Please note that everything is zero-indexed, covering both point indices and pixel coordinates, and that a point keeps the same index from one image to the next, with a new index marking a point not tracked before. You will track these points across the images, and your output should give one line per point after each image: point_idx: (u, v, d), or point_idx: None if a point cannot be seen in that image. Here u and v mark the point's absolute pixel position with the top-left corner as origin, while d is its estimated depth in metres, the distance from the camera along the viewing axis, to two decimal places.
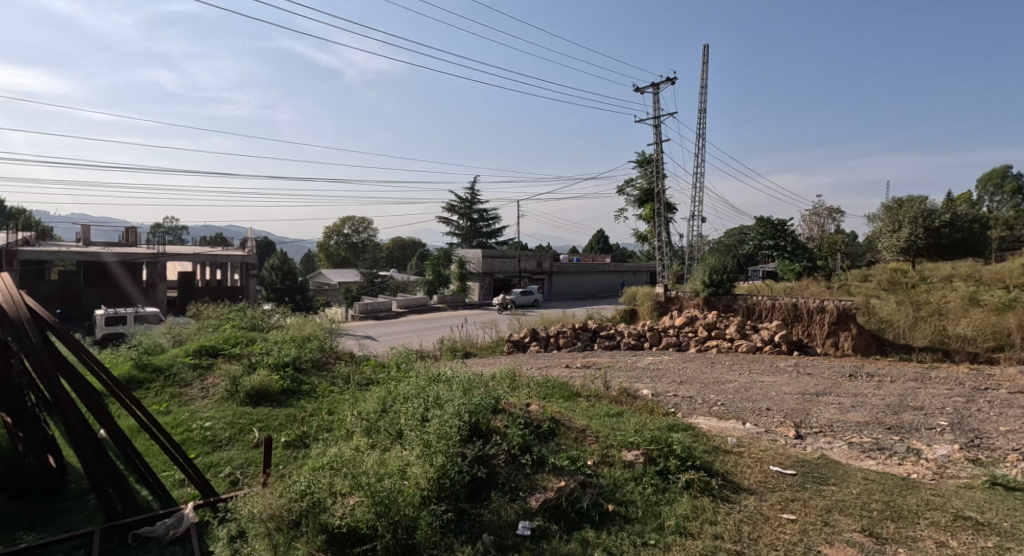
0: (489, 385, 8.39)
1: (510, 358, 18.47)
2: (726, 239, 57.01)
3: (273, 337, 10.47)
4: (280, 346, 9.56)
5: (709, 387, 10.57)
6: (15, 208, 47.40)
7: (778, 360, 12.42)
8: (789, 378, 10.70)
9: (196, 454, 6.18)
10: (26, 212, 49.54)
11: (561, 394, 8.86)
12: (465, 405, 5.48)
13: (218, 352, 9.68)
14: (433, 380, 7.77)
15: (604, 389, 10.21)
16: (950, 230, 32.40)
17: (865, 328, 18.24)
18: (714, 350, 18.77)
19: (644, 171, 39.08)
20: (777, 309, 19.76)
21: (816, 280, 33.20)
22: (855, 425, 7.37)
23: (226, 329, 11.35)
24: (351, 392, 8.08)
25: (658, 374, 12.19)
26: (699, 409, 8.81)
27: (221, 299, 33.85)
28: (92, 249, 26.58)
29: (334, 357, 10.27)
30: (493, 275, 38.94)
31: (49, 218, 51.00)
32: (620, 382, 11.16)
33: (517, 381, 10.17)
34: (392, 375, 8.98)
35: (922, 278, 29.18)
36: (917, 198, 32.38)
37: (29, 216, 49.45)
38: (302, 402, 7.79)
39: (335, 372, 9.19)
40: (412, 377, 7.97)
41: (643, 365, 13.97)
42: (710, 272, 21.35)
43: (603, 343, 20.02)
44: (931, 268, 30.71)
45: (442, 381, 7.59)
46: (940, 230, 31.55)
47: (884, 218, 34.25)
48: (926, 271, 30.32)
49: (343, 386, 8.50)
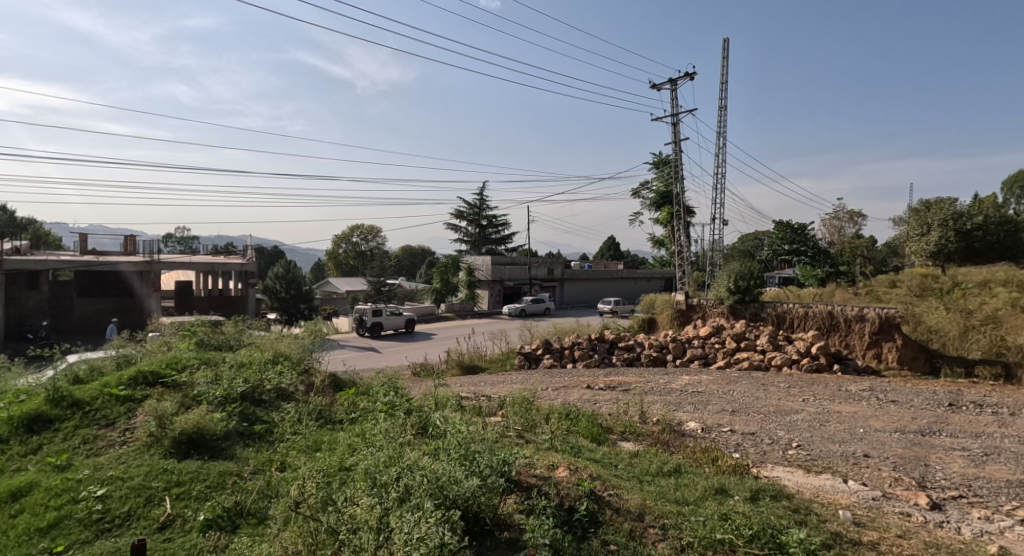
0: (498, 431, 6.47)
1: (520, 375, 16.51)
2: (742, 244, 54.91)
3: (232, 359, 8.49)
4: (235, 373, 7.62)
5: (772, 419, 8.52)
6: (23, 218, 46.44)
7: (845, 383, 10.36)
8: (870, 407, 8.66)
9: (65, 548, 4.23)
10: (37, 223, 48.69)
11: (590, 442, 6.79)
12: (456, 491, 3.51)
13: (158, 379, 7.67)
14: (429, 428, 5.89)
15: (642, 425, 8.21)
16: (984, 232, 29.94)
17: (911, 339, 16.11)
18: (744, 364, 16.50)
19: (659, 172, 37.02)
20: (810, 317, 17.68)
21: (841, 286, 31.06)
22: (1006, 487, 5.38)
23: (181, 347, 9.42)
24: (316, 437, 6.16)
25: (703, 401, 10.12)
26: (772, 455, 6.77)
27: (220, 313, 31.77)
28: (79, 259, 24.91)
29: (306, 382, 8.36)
30: (503, 282, 37.11)
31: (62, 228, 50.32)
32: (658, 412, 9.15)
33: (532, 416, 8.17)
34: (375, 410, 7.11)
35: (956, 282, 26.80)
36: (946, 200, 30.36)
37: (39, 227, 48.51)
38: (248, 450, 5.85)
39: (300, 404, 7.22)
40: (390, 423, 6.02)
41: (678, 386, 12.00)
42: (735, 278, 19.30)
43: (622, 356, 17.96)
44: (967, 269, 28.60)
45: (439, 430, 5.69)
46: (975, 233, 29.52)
47: (911, 221, 32.20)
48: (960, 275, 27.95)
49: (312, 425, 6.59)
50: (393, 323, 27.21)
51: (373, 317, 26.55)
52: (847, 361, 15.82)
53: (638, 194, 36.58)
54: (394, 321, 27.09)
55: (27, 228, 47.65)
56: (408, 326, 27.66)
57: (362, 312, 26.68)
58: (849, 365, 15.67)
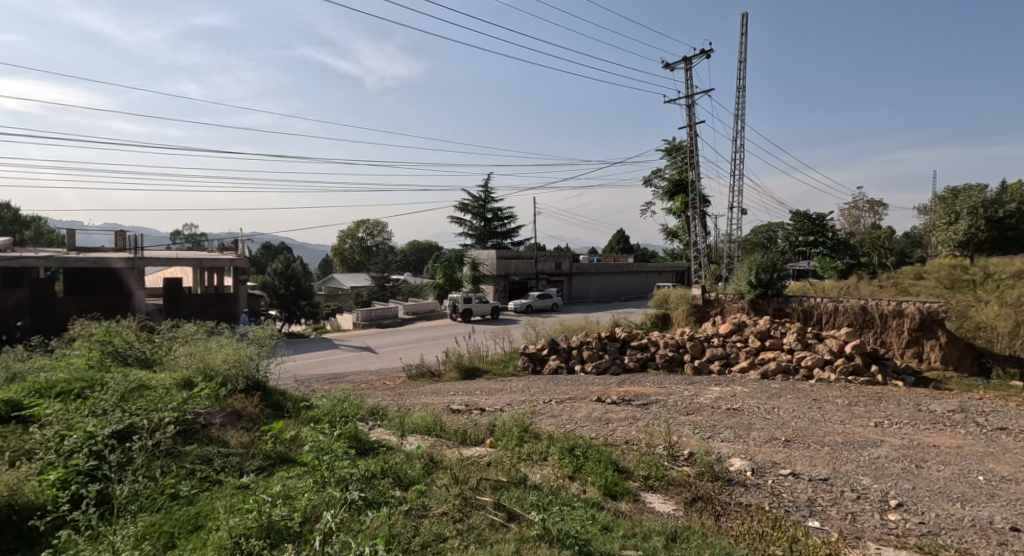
0: (455, 505, 4.48)
1: (522, 382, 14.44)
2: (755, 235, 52.49)
3: (129, 378, 6.45)
4: (115, 405, 5.60)
5: (844, 455, 6.39)
6: (25, 215, 45.11)
7: (922, 402, 8.18)
8: (973, 439, 6.52)
9: None
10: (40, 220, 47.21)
11: (590, 512, 4.69)
12: None
13: (14, 413, 5.62)
14: (341, 521, 3.99)
15: (672, 469, 6.12)
16: None
17: (955, 336, 13.95)
18: (771, 365, 14.13)
19: (671, 158, 34.83)
20: (841, 312, 15.40)
21: (863, 278, 28.68)
22: None
23: (83, 364, 7.37)
24: (181, 524, 4.20)
25: (747, 427, 7.95)
26: (870, 526, 4.68)
27: (217, 314, 28.70)
28: (61, 256, 22.72)
29: (223, 416, 6.38)
30: (509, 277, 35.01)
31: (66, 224, 49.03)
32: (693, 445, 7.08)
33: (518, 466, 6.08)
34: (291, 471, 5.16)
35: (989, 273, 24.35)
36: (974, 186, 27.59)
37: (42, 224, 47.12)
38: (72, 543, 3.90)
39: (190, 458, 5.26)
40: (288, 510, 4.06)
41: (707, 402, 9.89)
42: (756, 270, 17.02)
43: (635, 356, 15.82)
44: (1000, 257, 26.14)
45: (340, 547, 3.68)
46: (1009, 220, 26.24)
47: (937, 210, 29.84)
48: (992, 266, 25.43)
49: (189, 494, 4.66)
50: (482, 309, 29.05)
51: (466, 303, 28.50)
52: (885, 361, 13.49)
53: (650, 181, 34.39)
54: (484, 307, 29.07)
55: (30, 225, 46.18)
56: (495, 312, 29.64)
57: (456, 300, 28.58)
58: (888, 365, 13.31)
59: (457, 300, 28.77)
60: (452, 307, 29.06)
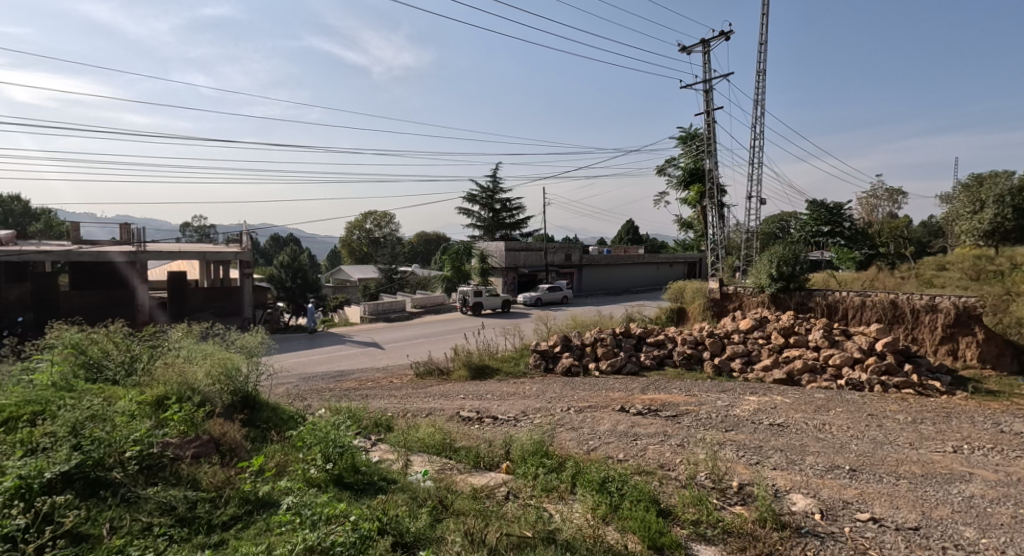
0: None
1: (535, 384, 13.51)
2: (767, 225, 51.15)
3: (80, 401, 5.49)
4: (57, 443, 4.65)
5: (928, 493, 5.39)
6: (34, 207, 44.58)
7: (1000, 424, 7.11)
8: None
9: None
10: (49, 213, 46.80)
11: None
12: None
13: None
14: None
15: (726, 513, 5.11)
16: None
17: (993, 332, 12.85)
18: (796, 362, 13.01)
19: (686, 146, 33.57)
20: (868, 307, 14.24)
21: (883, 269, 27.42)
22: None
23: (38, 380, 6.42)
24: None
25: (800, 450, 6.91)
26: None
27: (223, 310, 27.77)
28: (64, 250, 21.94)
29: (193, 447, 5.43)
30: (518, 269, 34.06)
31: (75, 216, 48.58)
32: (743, 477, 6.06)
33: (536, 506, 5.10)
34: (267, 525, 4.24)
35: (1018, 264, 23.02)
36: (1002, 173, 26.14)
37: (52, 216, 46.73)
38: None
39: (145, 512, 4.31)
40: None
41: (744, 416, 8.83)
42: (778, 263, 15.81)
43: (651, 354, 14.78)
44: None
45: None
46: None
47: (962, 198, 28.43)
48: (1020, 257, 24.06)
49: None
50: (493, 303, 28.19)
51: (475, 297, 27.81)
52: (919, 359, 12.34)
53: (663, 171, 33.20)
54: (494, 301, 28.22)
55: (39, 217, 45.76)
56: (505, 306, 28.72)
57: (465, 293, 27.96)
58: (921, 364, 12.16)
59: (466, 294, 27.93)
60: (461, 301, 28.23)
